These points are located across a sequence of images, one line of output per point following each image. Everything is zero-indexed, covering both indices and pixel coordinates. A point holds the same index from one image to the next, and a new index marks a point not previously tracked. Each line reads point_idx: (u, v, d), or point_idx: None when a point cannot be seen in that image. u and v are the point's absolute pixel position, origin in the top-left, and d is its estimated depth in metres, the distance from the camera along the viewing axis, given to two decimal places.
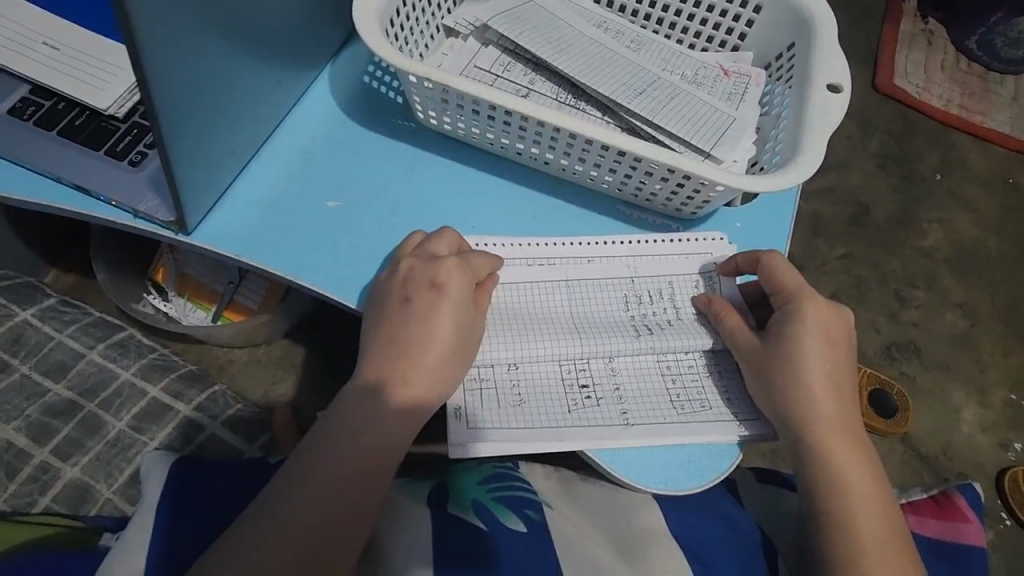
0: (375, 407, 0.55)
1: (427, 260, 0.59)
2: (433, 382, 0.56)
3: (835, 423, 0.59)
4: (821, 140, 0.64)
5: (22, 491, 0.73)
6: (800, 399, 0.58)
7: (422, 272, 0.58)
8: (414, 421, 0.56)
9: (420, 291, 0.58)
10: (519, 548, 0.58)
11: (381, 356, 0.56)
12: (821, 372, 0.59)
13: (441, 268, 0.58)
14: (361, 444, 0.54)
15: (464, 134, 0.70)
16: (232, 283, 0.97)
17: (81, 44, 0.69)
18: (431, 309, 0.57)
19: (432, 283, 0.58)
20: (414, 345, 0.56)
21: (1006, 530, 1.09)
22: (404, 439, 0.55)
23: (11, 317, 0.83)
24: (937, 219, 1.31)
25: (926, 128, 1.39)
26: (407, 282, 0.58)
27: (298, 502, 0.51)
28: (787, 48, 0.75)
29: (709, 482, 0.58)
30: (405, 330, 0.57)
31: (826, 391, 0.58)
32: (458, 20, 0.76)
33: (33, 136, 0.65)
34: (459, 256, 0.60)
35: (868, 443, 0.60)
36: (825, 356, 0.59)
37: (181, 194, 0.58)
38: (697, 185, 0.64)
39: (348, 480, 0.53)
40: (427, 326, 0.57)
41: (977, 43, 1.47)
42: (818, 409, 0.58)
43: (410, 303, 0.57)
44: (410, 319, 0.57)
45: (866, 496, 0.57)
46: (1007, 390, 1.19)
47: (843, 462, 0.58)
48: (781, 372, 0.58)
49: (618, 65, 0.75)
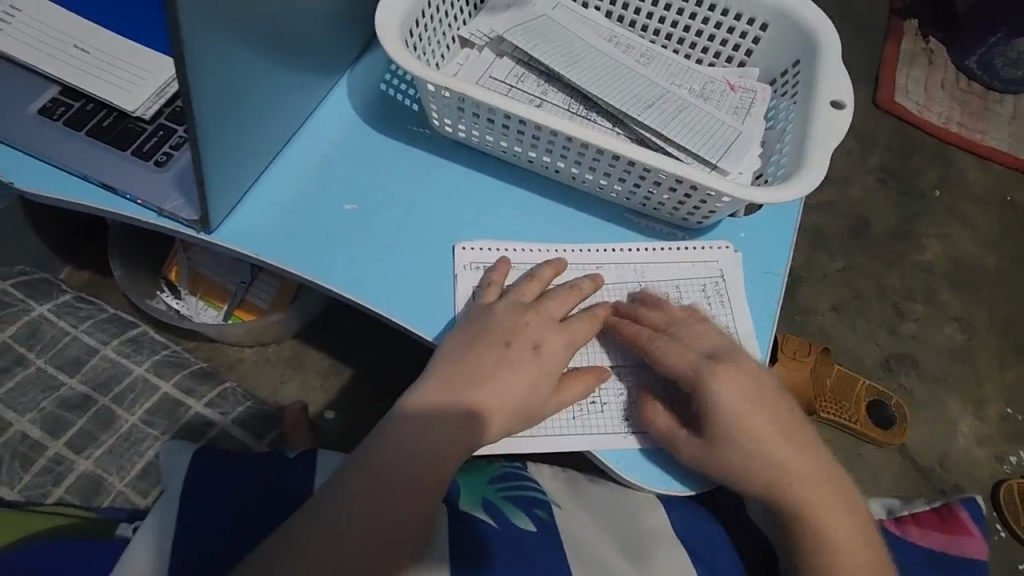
0: (425, 416, 0.57)
1: (546, 321, 0.62)
2: (496, 424, 0.58)
3: (806, 475, 0.60)
4: (825, 154, 0.66)
5: (36, 482, 0.74)
6: (753, 473, 0.59)
7: (535, 332, 0.61)
8: (474, 429, 0.57)
9: (521, 346, 0.60)
10: (529, 548, 0.59)
11: (455, 375, 0.59)
12: (763, 441, 0.59)
13: (547, 335, 0.61)
14: (413, 450, 0.56)
15: (477, 141, 0.72)
16: (244, 282, 0.99)
17: (109, 48, 0.72)
18: (522, 369, 0.59)
19: (534, 345, 0.60)
20: (495, 382, 0.58)
21: (1001, 542, 1.11)
22: (447, 451, 0.56)
23: (28, 312, 0.84)
24: (936, 234, 1.33)
25: (926, 145, 1.42)
26: (507, 327, 0.61)
27: (345, 501, 0.54)
28: (792, 64, 0.78)
29: (705, 487, 0.60)
30: (489, 370, 0.59)
31: (782, 452, 0.60)
32: (474, 31, 0.78)
33: (60, 135, 0.67)
34: (539, 307, 0.62)
35: (833, 472, 0.62)
36: (759, 417, 0.60)
37: (208, 193, 0.60)
38: (704, 196, 0.66)
39: (384, 480, 0.55)
40: (510, 375, 0.59)
41: (977, 63, 1.50)
42: (769, 474, 0.59)
43: (508, 349, 0.60)
44: (498, 364, 0.59)
45: (850, 537, 0.60)
46: (1003, 404, 1.20)
47: (823, 511, 0.60)
48: (714, 444, 0.59)
49: (627, 78, 0.77)
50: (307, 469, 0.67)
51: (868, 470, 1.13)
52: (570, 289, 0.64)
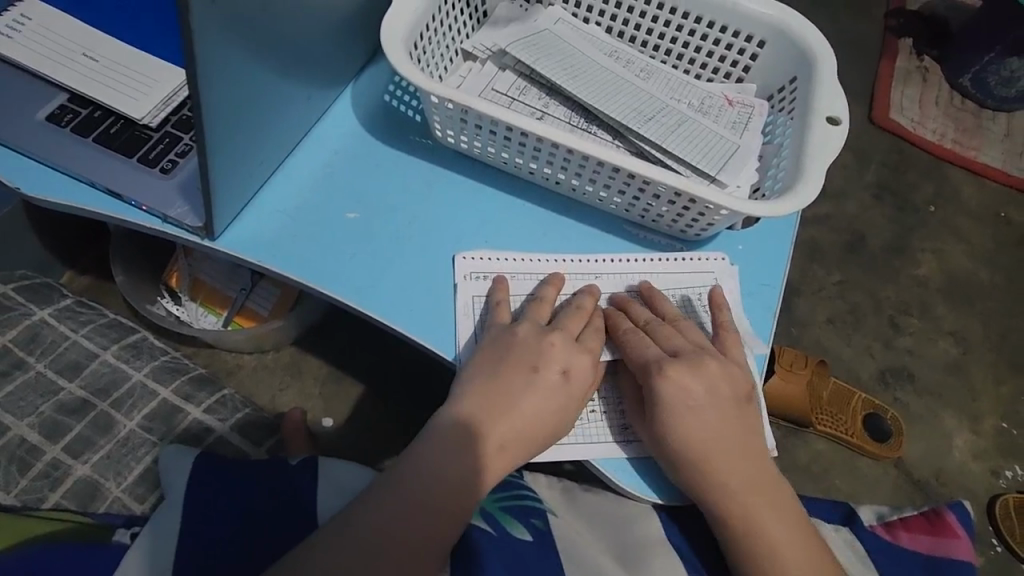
0: (435, 440, 0.58)
1: (569, 345, 0.61)
2: (522, 449, 0.58)
3: (753, 473, 0.60)
4: (820, 170, 0.68)
5: (33, 487, 0.74)
6: (704, 478, 0.59)
7: (563, 357, 0.61)
8: (512, 455, 0.58)
9: (549, 371, 0.60)
10: (525, 560, 0.60)
11: (475, 398, 0.59)
12: (712, 446, 0.59)
13: (576, 358, 0.61)
14: (423, 473, 0.57)
15: (479, 152, 0.73)
16: (243, 289, 1.00)
17: (119, 57, 0.73)
18: (551, 395, 0.59)
19: (562, 369, 0.60)
20: (517, 408, 0.58)
21: (997, 557, 1.11)
22: (457, 474, 0.57)
23: (29, 315, 0.85)
24: (930, 249, 1.35)
25: (920, 161, 1.44)
26: (533, 352, 0.61)
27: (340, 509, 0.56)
28: (789, 81, 0.79)
29: (681, 501, 0.62)
30: (515, 393, 0.59)
31: (729, 446, 0.60)
32: (477, 44, 0.80)
33: (66, 141, 0.67)
34: (561, 331, 0.62)
35: (777, 479, 0.62)
36: (709, 419, 0.60)
37: (214, 202, 0.61)
38: (702, 209, 0.67)
39: (392, 496, 0.56)
40: (541, 401, 0.59)
41: (971, 81, 1.52)
42: (718, 482, 0.59)
43: (537, 373, 0.60)
44: (525, 389, 0.59)
45: (790, 533, 0.60)
46: (998, 418, 1.21)
47: (764, 511, 0.60)
48: (701, 441, 0.59)
49: (628, 92, 0.78)
50: (312, 477, 0.67)
51: (864, 484, 1.13)
52: (577, 309, 0.65)
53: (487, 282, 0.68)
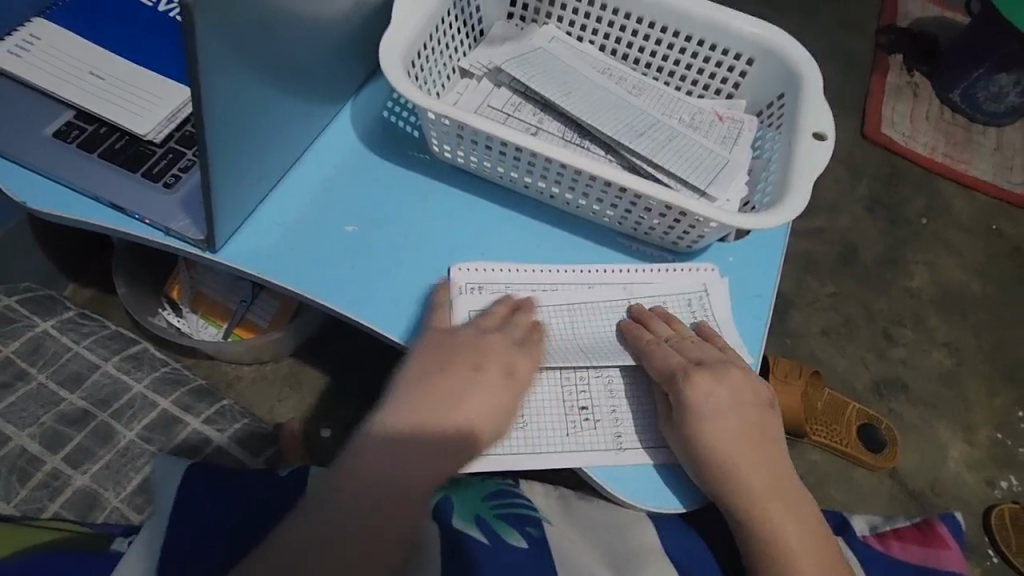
0: (388, 438, 0.59)
1: (512, 345, 0.64)
2: (469, 447, 0.60)
3: (769, 477, 0.61)
4: (807, 184, 0.69)
5: (33, 497, 0.74)
6: (720, 481, 0.60)
7: (503, 356, 0.63)
8: (462, 454, 0.59)
9: (492, 369, 0.62)
10: (520, 568, 0.61)
11: (414, 396, 0.60)
12: (730, 455, 0.60)
13: (519, 358, 0.63)
14: (387, 474, 0.58)
15: (475, 167, 0.75)
16: (244, 301, 1.01)
17: (124, 75, 0.75)
18: (495, 392, 0.61)
19: (506, 368, 0.62)
20: (460, 405, 0.60)
21: (993, 567, 1.11)
22: (412, 475, 0.58)
23: (32, 327, 0.86)
24: (923, 261, 1.36)
25: (911, 174, 1.46)
26: (475, 352, 0.63)
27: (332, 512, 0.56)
28: (777, 97, 0.82)
29: (682, 507, 0.62)
30: (458, 391, 0.61)
31: (747, 451, 0.61)
32: (474, 62, 0.82)
33: (71, 155, 0.69)
34: (504, 331, 0.65)
35: (801, 491, 0.63)
36: (733, 427, 0.61)
37: (214, 215, 0.63)
38: (692, 221, 0.69)
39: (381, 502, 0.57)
40: (485, 398, 0.61)
41: (960, 97, 1.55)
42: (746, 485, 0.60)
43: (479, 372, 0.62)
44: (471, 387, 0.61)
45: (807, 537, 0.60)
46: (993, 428, 1.22)
47: (781, 514, 0.60)
48: (705, 447, 0.60)
49: (621, 108, 0.80)
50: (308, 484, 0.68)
51: (860, 494, 1.14)
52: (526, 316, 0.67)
53: (436, 283, 0.70)
